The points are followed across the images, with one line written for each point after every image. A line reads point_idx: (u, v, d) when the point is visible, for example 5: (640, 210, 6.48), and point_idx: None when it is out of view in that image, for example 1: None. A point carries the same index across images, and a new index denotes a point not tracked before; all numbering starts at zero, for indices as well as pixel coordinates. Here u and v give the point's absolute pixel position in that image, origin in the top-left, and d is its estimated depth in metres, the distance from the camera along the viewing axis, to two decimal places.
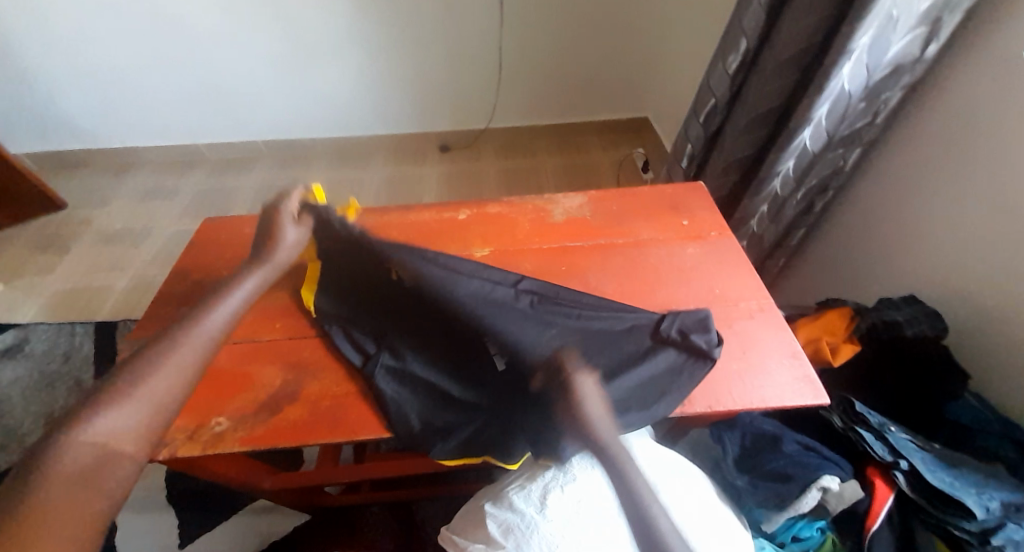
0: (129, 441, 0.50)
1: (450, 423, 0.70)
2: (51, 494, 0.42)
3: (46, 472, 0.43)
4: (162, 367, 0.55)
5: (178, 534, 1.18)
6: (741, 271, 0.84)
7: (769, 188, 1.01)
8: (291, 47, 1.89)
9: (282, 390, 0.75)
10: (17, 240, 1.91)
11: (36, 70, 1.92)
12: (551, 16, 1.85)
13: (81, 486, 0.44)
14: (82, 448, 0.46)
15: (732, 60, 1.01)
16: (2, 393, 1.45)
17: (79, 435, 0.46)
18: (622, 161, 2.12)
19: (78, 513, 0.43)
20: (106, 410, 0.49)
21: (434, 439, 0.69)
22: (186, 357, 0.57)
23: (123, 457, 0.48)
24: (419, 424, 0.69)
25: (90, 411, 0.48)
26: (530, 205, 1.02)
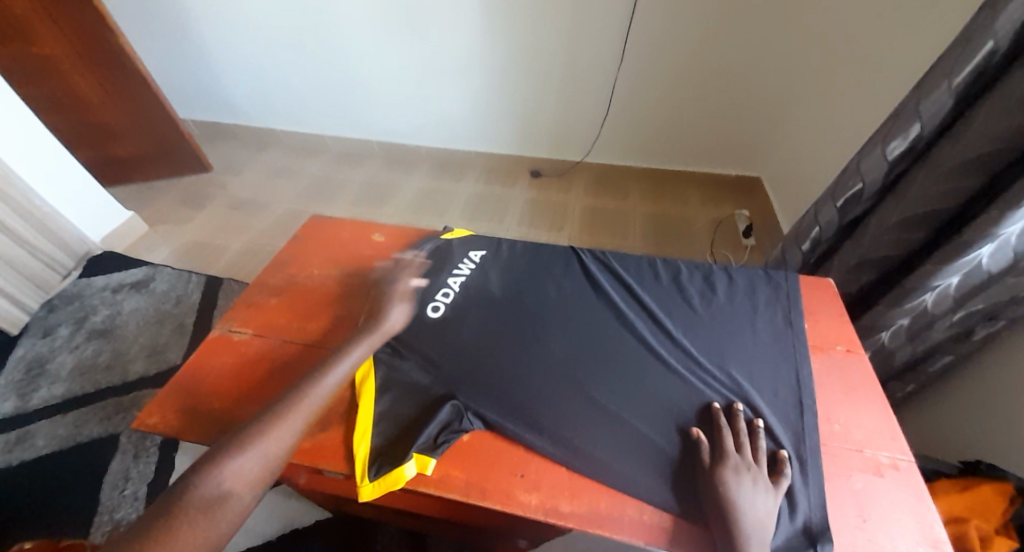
0: (248, 474, 0.58)
1: (458, 414, 0.69)
2: (179, 522, 0.52)
3: (185, 501, 0.54)
4: (292, 414, 0.65)
5: None
6: (871, 406, 0.67)
7: (919, 298, 0.85)
8: (416, 61, 2.02)
9: (332, 407, 0.74)
10: (168, 193, 2.32)
11: (212, 57, 2.27)
12: (677, 61, 1.78)
13: (207, 507, 0.54)
14: (213, 485, 0.56)
15: (893, 146, 0.86)
16: (126, 317, 1.79)
17: (219, 471, 0.57)
18: (723, 221, 1.96)
19: (209, 530, 0.53)
20: (238, 452, 0.59)
21: (446, 434, 0.67)
22: (306, 410, 0.67)
23: (240, 494, 0.57)
24: (422, 440, 0.66)
25: (232, 449, 0.60)
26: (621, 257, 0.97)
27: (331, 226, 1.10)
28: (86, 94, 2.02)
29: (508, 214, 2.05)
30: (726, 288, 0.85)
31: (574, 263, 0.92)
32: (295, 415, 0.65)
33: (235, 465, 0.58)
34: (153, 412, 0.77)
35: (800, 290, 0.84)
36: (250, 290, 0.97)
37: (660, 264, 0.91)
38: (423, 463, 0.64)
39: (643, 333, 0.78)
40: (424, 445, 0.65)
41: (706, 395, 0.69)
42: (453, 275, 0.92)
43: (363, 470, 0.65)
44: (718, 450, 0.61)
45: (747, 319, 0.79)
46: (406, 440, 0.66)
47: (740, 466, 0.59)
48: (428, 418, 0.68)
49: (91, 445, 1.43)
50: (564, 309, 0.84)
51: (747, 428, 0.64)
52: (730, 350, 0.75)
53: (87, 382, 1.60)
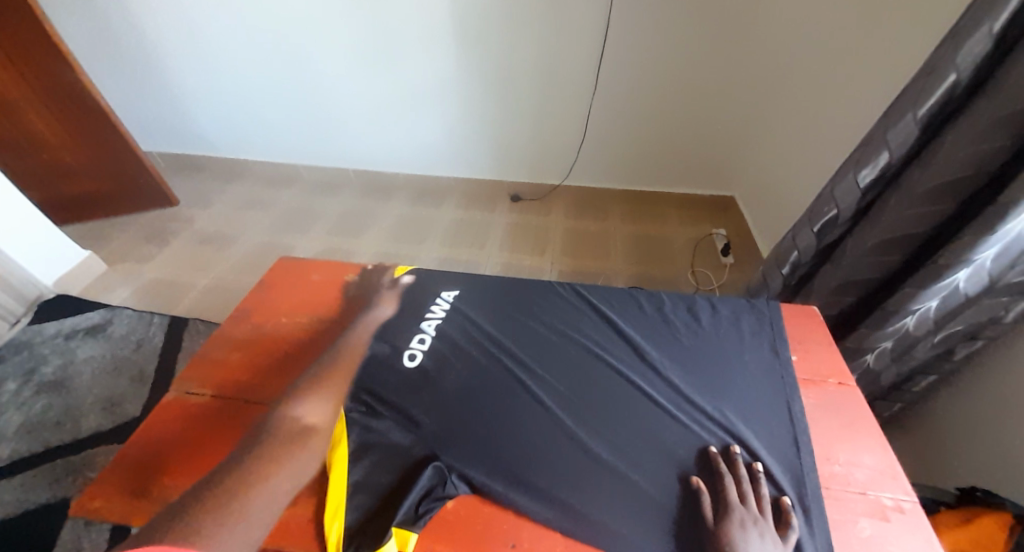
0: None
1: (442, 479, 0.64)
2: None
3: None
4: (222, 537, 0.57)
5: None
6: (868, 443, 0.65)
7: (900, 322, 0.85)
8: (392, 88, 2.00)
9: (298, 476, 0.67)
10: (127, 230, 2.20)
11: (176, 89, 2.20)
12: (647, 85, 1.81)
13: None
14: None
15: (864, 174, 0.87)
16: (80, 366, 1.67)
17: None
18: (701, 240, 1.98)
19: None
20: None
21: (430, 502, 0.62)
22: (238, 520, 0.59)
23: None
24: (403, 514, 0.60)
25: None
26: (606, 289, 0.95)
27: (301, 268, 1.05)
28: (41, 131, 1.92)
29: (486, 241, 2.02)
30: (710, 319, 0.83)
31: (556, 300, 0.90)
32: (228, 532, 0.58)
33: (304, 404, 0.76)
34: (97, 494, 0.69)
35: (783, 319, 0.83)
36: (210, 345, 0.90)
37: (642, 297, 0.89)
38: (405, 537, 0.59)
39: (631, 373, 0.75)
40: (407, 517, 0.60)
41: (700, 438, 0.66)
42: (427, 319, 0.88)
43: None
44: (721, 497, 0.59)
45: (735, 353, 0.77)
46: (387, 514, 0.61)
47: (744, 514, 0.57)
48: (411, 485, 0.64)
49: (37, 514, 1.30)
50: (549, 351, 0.80)
51: (747, 474, 0.61)
52: (720, 388, 0.72)
53: (34, 441, 1.47)
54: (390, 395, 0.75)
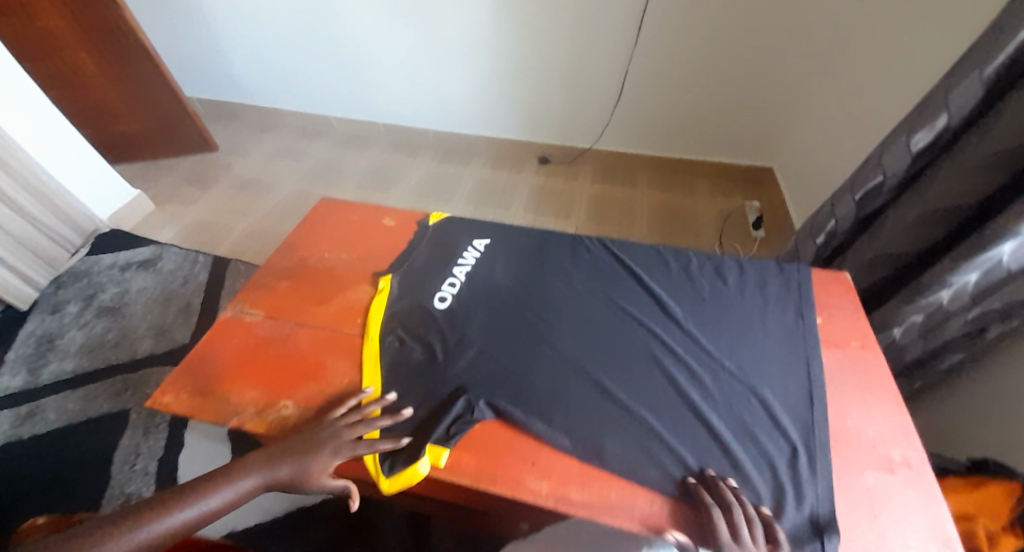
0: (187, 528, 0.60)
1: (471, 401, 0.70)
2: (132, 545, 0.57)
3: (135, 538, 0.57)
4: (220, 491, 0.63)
5: None
6: (883, 403, 0.67)
7: (934, 296, 0.84)
8: (425, 41, 1.98)
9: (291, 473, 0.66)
10: (173, 172, 2.31)
11: (217, 34, 2.24)
12: (695, 43, 1.73)
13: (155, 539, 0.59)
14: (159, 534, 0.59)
15: (918, 138, 0.84)
16: (133, 296, 1.80)
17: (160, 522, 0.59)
18: (732, 213, 1.95)
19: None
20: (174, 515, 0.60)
21: (460, 425, 0.68)
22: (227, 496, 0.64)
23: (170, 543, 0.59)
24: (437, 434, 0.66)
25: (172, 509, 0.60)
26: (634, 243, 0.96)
27: (339, 209, 1.10)
28: (90, 71, 2.01)
29: (513, 202, 2.03)
30: (736, 279, 0.85)
31: (583, 253, 0.92)
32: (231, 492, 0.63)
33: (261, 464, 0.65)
34: (166, 392, 0.78)
35: (811, 283, 0.83)
36: (259, 271, 0.97)
37: (670, 255, 0.90)
38: (436, 456, 0.65)
39: (653, 325, 0.78)
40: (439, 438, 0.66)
41: (714, 386, 0.69)
42: (458, 264, 0.92)
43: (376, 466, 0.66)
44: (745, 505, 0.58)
45: (758, 311, 0.79)
46: (421, 435, 0.67)
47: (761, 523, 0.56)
48: (442, 412, 0.69)
49: (102, 421, 1.45)
50: (576, 298, 0.84)
51: (758, 418, 0.65)
52: (739, 343, 0.74)
53: (96, 359, 1.61)
54: (424, 328, 0.81)
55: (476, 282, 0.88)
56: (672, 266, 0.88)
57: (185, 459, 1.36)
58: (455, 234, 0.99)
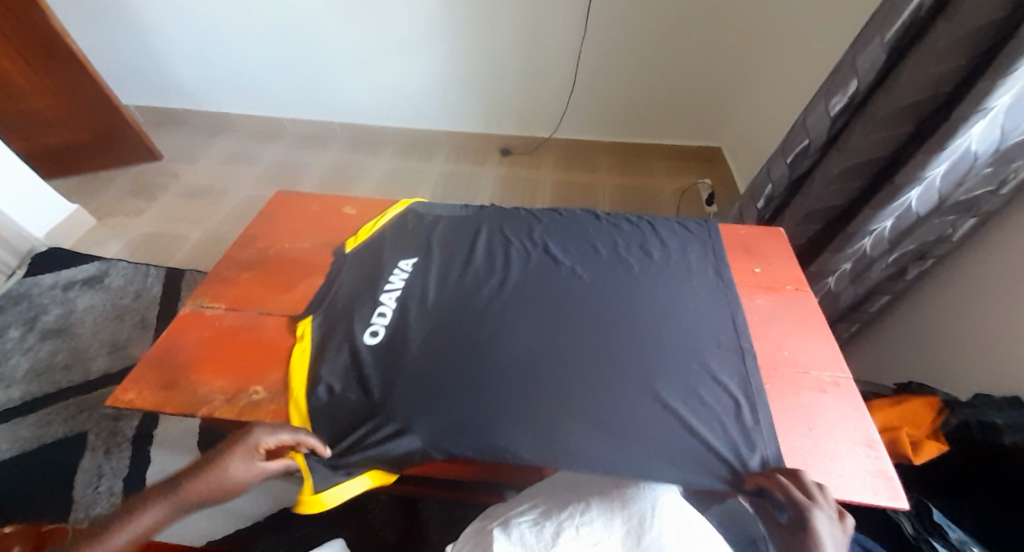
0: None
1: None
2: None
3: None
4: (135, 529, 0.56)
5: None
6: (816, 335, 0.74)
7: (858, 244, 0.92)
8: (374, 37, 1.98)
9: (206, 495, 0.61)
10: (117, 184, 2.20)
11: (153, 37, 2.15)
12: (637, 29, 1.80)
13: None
14: None
15: (836, 101, 0.92)
16: (79, 316, 1.72)
17: None
18: (686, 190, 2.04)
19: None
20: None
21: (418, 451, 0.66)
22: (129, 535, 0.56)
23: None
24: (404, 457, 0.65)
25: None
26: (557, 218, 0.96)
27: (297, 201, 1.09)
28: (16, 78, 1.89)
29: (478, 194, 2.05)
30: (660, 252, 0.86)
31: (511, 250, 0.87)
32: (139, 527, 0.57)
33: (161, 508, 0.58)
34: (128, 389, 0.77)
35: (725, 248, 0.88)
36: (218, 266, 0.96)
37: (595, 238, 0.89)
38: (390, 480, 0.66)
39: (590, 297, 0.77)
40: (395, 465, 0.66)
41: (663, 363, 0.68)
42: (387, 292, 0.81)
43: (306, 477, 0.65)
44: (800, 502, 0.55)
45: (689, 274, 0.81)
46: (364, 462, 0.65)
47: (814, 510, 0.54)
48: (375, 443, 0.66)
49: (58, 445, 1.39)
50: (515, 275, 0.82)
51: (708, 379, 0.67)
52: (677, 309, 0.75)
53: (46, 382, 1.54)
54: (355, 361, 0.73)
55: None
56: (597, 243, 0.88)
57: (155, 472, 1.32)
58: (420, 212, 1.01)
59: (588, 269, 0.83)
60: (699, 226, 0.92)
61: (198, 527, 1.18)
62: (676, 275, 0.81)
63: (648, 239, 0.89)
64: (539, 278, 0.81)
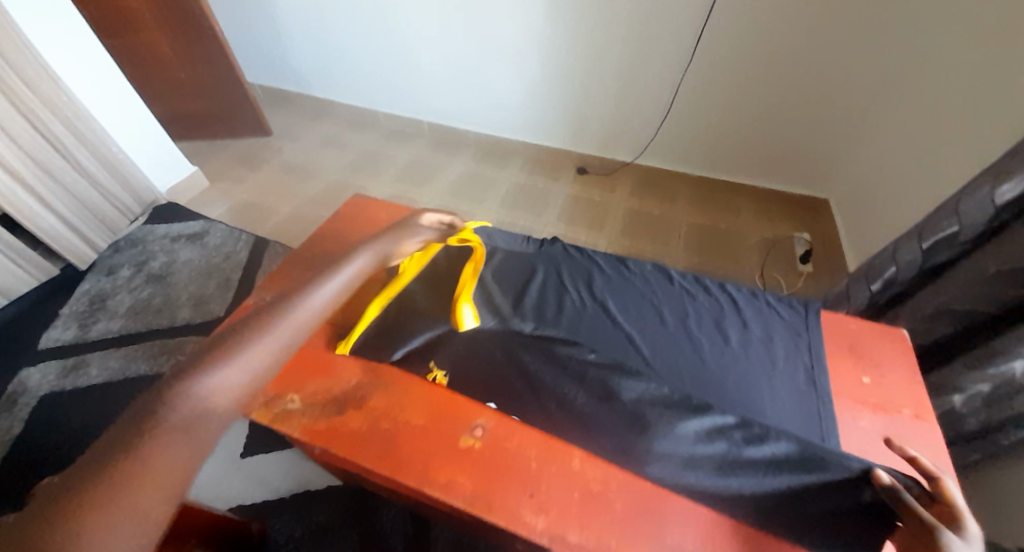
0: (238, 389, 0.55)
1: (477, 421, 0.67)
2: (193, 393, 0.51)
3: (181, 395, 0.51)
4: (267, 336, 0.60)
5: (243, 445, 1.30)
6: (934, 483, 0.60)
7: (1006, 365, 0.75)
8: (475, 42, 1.97)
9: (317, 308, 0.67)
10: (228, 152, 2.40)
11: (280, 22, 2.31)
12: (756, 63, 1.64)
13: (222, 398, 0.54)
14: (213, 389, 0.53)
15: (1005, 189, 0.75)
16: (179, 266, 1.87)
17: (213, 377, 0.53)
18: (779, 241, 1.84)
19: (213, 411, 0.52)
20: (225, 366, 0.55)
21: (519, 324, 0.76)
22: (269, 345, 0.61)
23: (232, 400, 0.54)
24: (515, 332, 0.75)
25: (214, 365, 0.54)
26: (628, 271, 0.88)
27: (372, 206, 1.10)
28: (161, 47, 2.10)
29: (545, 210, 2.00)
30: (739, 336, 0.76)
31: (568, 304, 0.80)
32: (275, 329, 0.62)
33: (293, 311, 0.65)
34: None
35: (823, 348, 0.75)
36: (285, 260, 0.98)
37: (665, 307, 0.81)
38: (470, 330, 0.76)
39: (648, 374, 0.69)
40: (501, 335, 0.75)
41: (692, 470, 0.61)
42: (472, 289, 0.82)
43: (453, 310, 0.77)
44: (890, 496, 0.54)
45: (770, 369, 0.71)
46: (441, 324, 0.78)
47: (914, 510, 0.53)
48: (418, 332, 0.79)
49: (136, 381, 1.50)
50: (574, 328, 0.76)
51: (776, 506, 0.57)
52: (748, 408, 0.65)
53: (142, 321, 1.68)
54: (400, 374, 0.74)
55: None
56: (666, 310, 0.80)
57: None
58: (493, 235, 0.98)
59: (652, 340, 0.75)
60: (792, 310, 0.80)
61: (229, 492, 1.22)
62: (754, 370, 0.71)
63: (730, 317, 0.79)
64: (597, 338, 0.75)
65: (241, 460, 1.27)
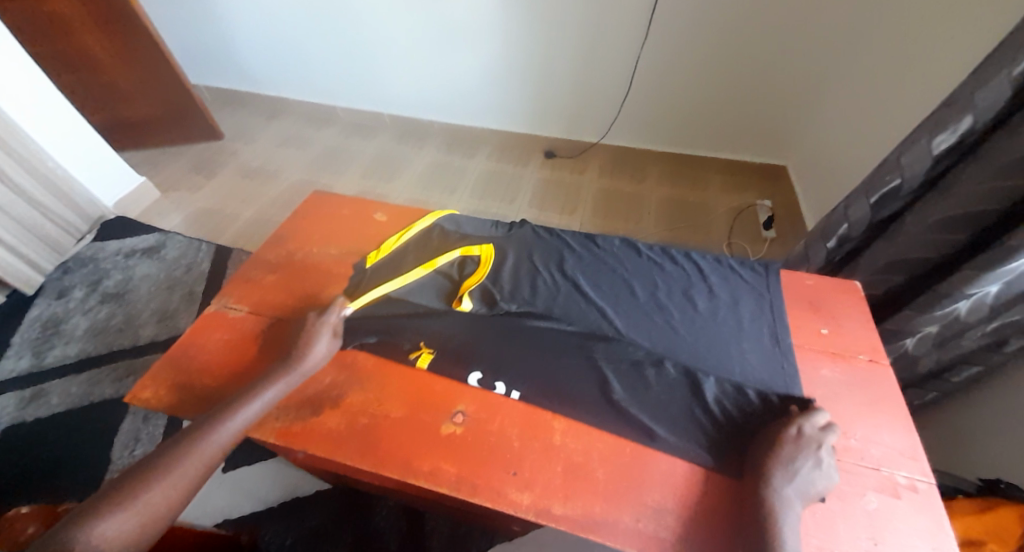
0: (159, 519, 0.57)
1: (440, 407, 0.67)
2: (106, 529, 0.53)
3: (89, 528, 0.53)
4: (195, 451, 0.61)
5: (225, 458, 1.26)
6: (892, 422, 0.63)
7: (951, 306, 0.80)
8: (433, 30, 1.92)
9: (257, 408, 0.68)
10: (179, 159, 2.29)
11: (224, 20, 2.20)
12: (708, 36, 1.66)
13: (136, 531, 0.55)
14: (126, 521, 0.54)
15: (941, 139, 0.79)
16: (137, 283, 1.79)
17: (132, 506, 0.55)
18: (743, 210, 1.89)
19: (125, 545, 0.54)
20: (147, 490, 0.57)
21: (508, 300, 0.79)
22: (191, 468, 0.61)
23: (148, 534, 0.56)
24: (485, 310, 0.78)
25: (134, 489, 0.57)
26: (598, 245, 0.90)
27: (334, 201, 1.07)
28: (96, 53, 1.96)
29: (516, 195, 1.99)
30: (706, 303, 0.78)
31: (541, 287, 0.81)
32: (210, 445, 0.62)
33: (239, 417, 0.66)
34: (146, 386, 0.76)
35: (785, 307, 0.78)
36: (248, 264, 0.94)
37: (635, 280, 0.83)
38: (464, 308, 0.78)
39: (624, 349, 0.72)
40: (481, 310, 0.78)
41: (660, 426, 0.64)
42: (454, 279, 0.83)
43: (464, 292, 0.80)
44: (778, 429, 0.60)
45: (735, 332, 0.74)
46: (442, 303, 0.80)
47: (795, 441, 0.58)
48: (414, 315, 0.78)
49: (103, 404, 1.44)
50: (549, 308, 0.78)
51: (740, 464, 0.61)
52: (718, 371, 0.69)
53: (102, 343, 1.60)
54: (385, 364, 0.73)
55: (457, 284, 0.83)
56: (633, 282, 0.82)
57: None
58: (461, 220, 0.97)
59: (624, 311, 0.77)
60: (754, 273, 0.83)
61: (215, 506, 1.19)
62: (723, 336, 0.73)
63: (698, 284, 0.81)
64: (572, 316, 0.77)
65: (224, 473, 1.24)
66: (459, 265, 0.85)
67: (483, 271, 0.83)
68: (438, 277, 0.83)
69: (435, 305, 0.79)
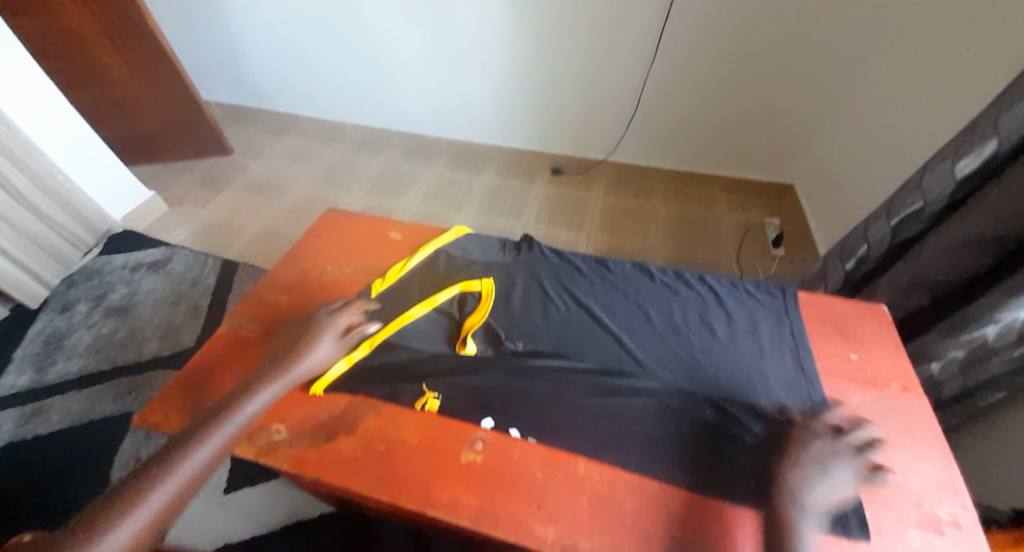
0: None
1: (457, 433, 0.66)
2: None
3: None
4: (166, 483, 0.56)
5: (227, 479, 1.24)
6: (929, 453, 0.61)
7: (979, 331, 0.78)
8: (444, 49, 1.95)
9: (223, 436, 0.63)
10: (187, 174, 2.30)
11: (238, 40, 2.24)
12: (717, 56, 1.68)
13: None
14: None
15: (963, 163, 0.78)
16: (142, 298, 1.78)
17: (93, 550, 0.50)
18: (751, 229, 1.88)
19: None
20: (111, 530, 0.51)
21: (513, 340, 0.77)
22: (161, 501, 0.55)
23: None
24: (491, 351, 0.76)
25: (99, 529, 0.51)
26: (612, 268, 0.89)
27: (349, 220, 1.07)
28: (110, 69, 1.99)
29: (523, 210, 1.99)
30: (724, 328, 0.77)
31: (554, 313, 0.80)
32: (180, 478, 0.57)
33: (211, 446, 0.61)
34: (156, 410, 0.74)
35: (805, 331, 0.77)
36: (262, 283, 0.93)
37: (649, 305, 0.82)
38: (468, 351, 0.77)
39: (644, 383, 0.71)
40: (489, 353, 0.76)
41: (686, 458, 0.63)
42: (454, 317, 0.82)
43: (467, 332, 0.78)
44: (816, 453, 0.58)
45: (756, 358, 0.72)
46: (446, 345, 0.78)
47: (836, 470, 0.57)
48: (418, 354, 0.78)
49: (104, 421, 1.41)
50: (565, 337, 0.77)
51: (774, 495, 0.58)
52: (742, 401, 0.67)
53: (105, 358, 1.59)
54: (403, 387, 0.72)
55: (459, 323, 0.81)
56: (648, 307, 0.81)
57: None
58: (476, 241, 0.97)
59: (642, 338, 0.76)
60: (771, 296, 0.82)
61: (216, 528, 1.16)
62: (746, 363, 0.72)
63: (715, 308, 0.80)
64: (590, 342, 0.76)
65: (226, 495, 1.21)
66: (459, 302, 0.84)
67: (484, 307, 0.81)
68: (440, 316, 0.82)
69: (439, 349, 0.78)
